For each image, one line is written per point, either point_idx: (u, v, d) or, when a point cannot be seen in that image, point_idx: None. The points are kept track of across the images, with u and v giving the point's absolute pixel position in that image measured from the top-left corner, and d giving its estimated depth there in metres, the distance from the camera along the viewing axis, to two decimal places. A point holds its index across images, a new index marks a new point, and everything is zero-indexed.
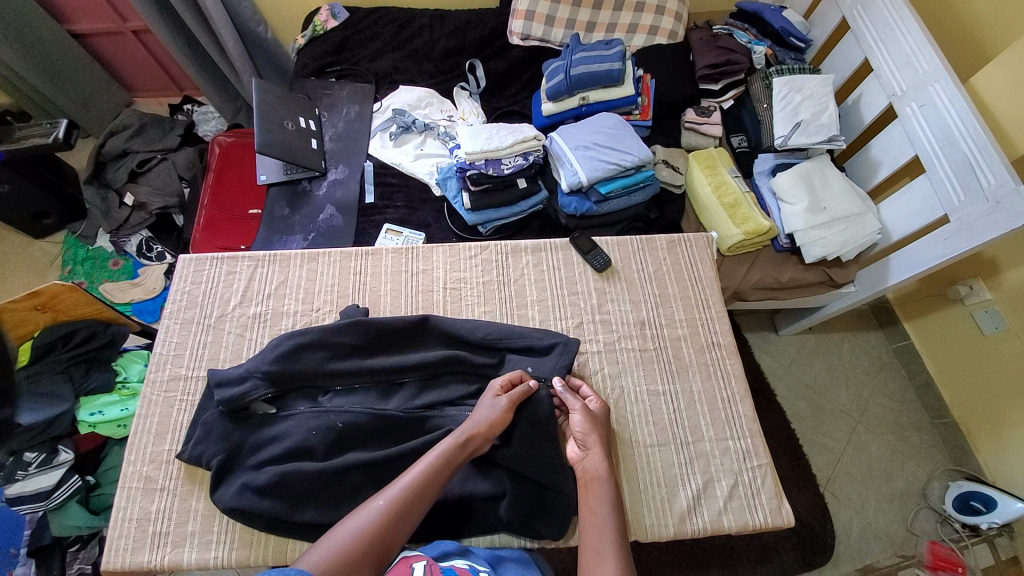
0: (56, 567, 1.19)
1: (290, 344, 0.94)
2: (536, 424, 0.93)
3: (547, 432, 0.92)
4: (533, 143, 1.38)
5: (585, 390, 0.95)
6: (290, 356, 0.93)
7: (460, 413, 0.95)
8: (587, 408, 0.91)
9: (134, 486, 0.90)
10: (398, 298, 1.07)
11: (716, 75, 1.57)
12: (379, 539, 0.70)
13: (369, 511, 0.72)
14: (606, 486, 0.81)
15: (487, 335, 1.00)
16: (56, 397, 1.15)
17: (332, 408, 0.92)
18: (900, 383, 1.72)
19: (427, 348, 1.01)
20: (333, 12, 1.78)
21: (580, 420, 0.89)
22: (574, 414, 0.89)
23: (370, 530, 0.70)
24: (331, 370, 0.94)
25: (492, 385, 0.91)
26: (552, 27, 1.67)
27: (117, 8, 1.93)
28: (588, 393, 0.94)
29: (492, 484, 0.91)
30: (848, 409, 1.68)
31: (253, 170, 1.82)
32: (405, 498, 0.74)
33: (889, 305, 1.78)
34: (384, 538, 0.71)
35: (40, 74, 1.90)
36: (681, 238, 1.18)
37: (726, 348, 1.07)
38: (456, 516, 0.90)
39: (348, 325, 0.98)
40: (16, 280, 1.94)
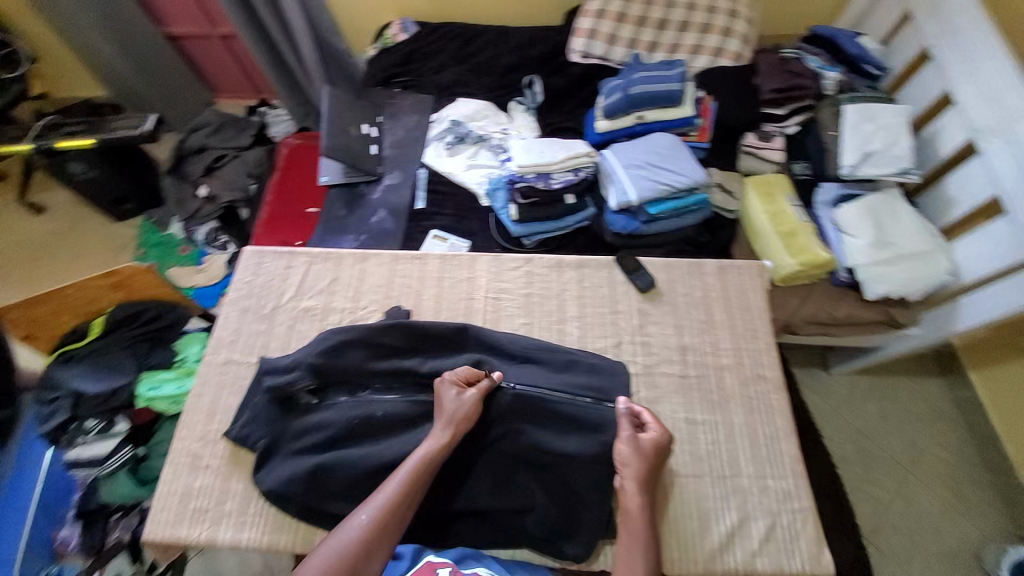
0: (101, 531, 1.42)
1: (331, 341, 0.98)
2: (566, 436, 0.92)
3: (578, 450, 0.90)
4: (584, 159, 1.39)
5: (646, 417, 0.89)
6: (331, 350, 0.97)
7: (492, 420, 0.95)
8: (637, 439, 0.86)
9: (182, 461, 0.95)
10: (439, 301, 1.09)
11: (781, 100, 1.55)
12: (366, 548, 0.76)
13: (356, 524, 0.78)
14: (640, 528, 0.80)
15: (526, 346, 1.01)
16: (120, 369, 1.25)
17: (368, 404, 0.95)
18: (961, 436, 1.58)
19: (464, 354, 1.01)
20: (403, 26, 1.89)
21: (625, 449, 0.85)
22: (620, 444, 0.86)
23: (356, 543, 0.76)
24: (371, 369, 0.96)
25: (448, 379, 0.91)
26: (613, 46, 1.68)
27: (211, 17, 2.14)
28: (650, 421, 0.89)
29: (518, 497, 0.89)
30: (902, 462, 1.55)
31: (314, 171, 1.93)
32: (387, 509, 0.79)
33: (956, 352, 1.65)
34: (367, 549, 0.76)
35: (138, 73, 2.13)
36: (732, 264, 1.13)
37: (774, 382, 1.01)
38: (479, 522, 0.90)
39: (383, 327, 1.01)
40: (96, 257, 2.12)
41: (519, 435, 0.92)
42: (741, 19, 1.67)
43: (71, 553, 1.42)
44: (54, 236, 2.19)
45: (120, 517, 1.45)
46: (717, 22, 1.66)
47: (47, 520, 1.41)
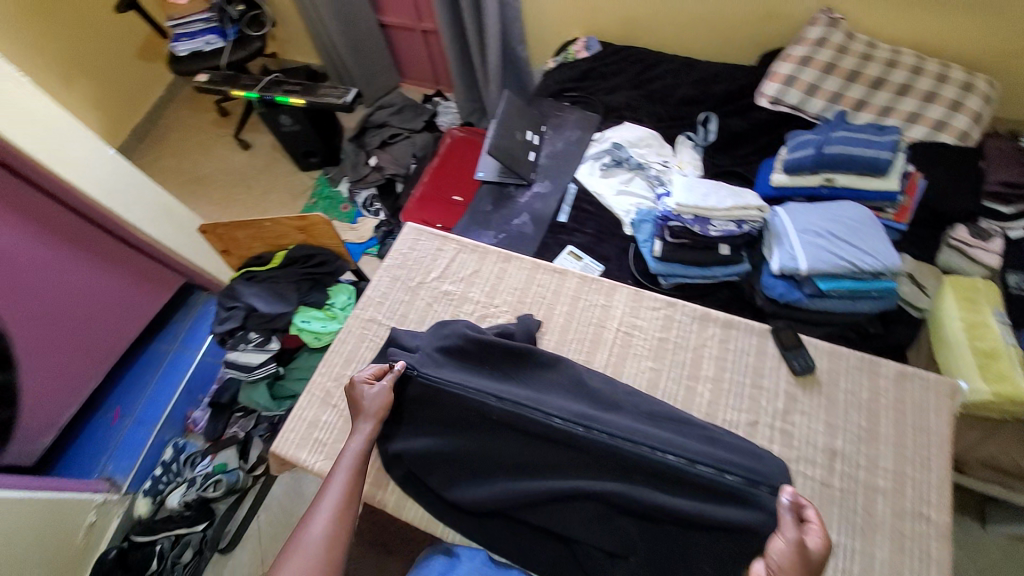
0: (222, 422, 1.69)
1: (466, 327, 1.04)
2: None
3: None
4: (753, 213, 1.29)
5: (811, 516, 0.71)
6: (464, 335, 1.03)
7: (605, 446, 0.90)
8: (803, 543, 0.67)
9: (316, 394, 1.06)
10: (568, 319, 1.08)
11: (1009, 196, 1.31)
12: (332, 544, 0.77)
13: (311, 528, 0.78)
14: None
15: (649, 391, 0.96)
16: (285, 299, 1.42)
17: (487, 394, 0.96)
18: None
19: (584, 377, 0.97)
20: (588, 44, 1.92)
21: (782, 546, 0.67)
22: (778, 539, 0.68)
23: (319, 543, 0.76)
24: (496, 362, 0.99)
25: (359, 379, 0.94)
26: (810, 96, 1.53)
27: (419, 11, 2.38)
28: (817, 524, 0.70)
29: (614, 545, 0.82)
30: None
31: (471, 165, 2.06)
32: (339, 506, 0.80)
33: None
34: (332, 543, 0.77)
35: (349, 51, 2.46)
36: (915, 371, 0.96)
37: (937, 527, 0.83)
38: (563, 553, 0.86)
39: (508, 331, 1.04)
40: (276, 196, 2.47)
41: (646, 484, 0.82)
42: (982, 92, 1.42)
43: (196, 432, 1.73)
44: (250, 170, 2.58)
45: (240, 417, 1.70)
46: (948, 91, 1.43)
47: (186, 400, 1.72)
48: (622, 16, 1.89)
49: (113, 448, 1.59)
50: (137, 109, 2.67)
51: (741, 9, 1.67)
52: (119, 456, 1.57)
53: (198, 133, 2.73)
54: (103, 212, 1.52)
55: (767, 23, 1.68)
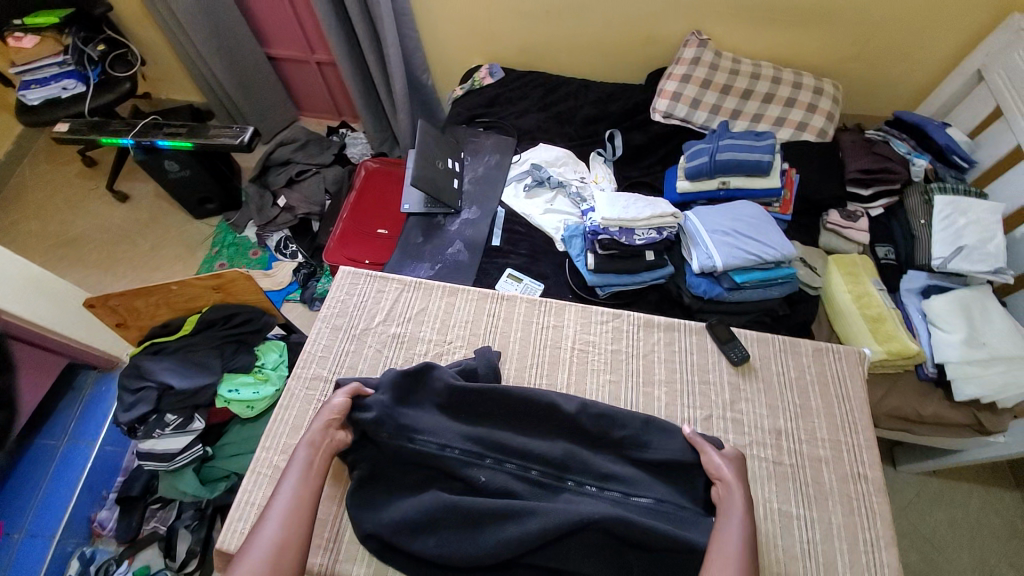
0: (137, 518, 1.46)
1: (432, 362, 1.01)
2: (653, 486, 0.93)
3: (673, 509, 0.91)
4: (669, 219, 1.39)
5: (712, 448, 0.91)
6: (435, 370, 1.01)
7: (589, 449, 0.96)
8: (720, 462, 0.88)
9: (264, 472, 0.97)
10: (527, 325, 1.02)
11: (868, 180, 1.53)
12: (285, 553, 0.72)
13: (263, 537, 0.73)
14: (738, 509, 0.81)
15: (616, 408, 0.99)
16: (205, 368, 1.28)
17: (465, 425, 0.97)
18: None
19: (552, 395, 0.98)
20: (491, 71, 1.96)
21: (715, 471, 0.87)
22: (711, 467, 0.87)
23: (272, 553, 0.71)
24: (473, 388, 0.97)
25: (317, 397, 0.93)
26: (696, 109, 1.70)
27: (311, 43, 2.27)
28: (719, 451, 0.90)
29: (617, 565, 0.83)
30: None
31: (393, 196, 2.02)
32: (290, 511, 0.76)
33: None
34: (282, 553, 0.72)
35: (236, 86, 2.28)
36: (828, 346, 1.11)
37: (874, 483, 0.97)
38: None
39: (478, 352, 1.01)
40: (171, 251, 2.21)
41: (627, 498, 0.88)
42: (825, 98, 1.69)
43: (105, 536, 1.48)
44: (133, 226, 2.28)
45: (158, 509, 1.48)
46: (803, 98, 1.68)
47: (89, 499, 1.49)
48: (518, 42, 1.97)
49: (1, 573, 1.36)
50: None
51: (626, 34, 1.82)
52: None
53: (60, 190, 2.36)
54: None
55: (648, 45, 1.84)
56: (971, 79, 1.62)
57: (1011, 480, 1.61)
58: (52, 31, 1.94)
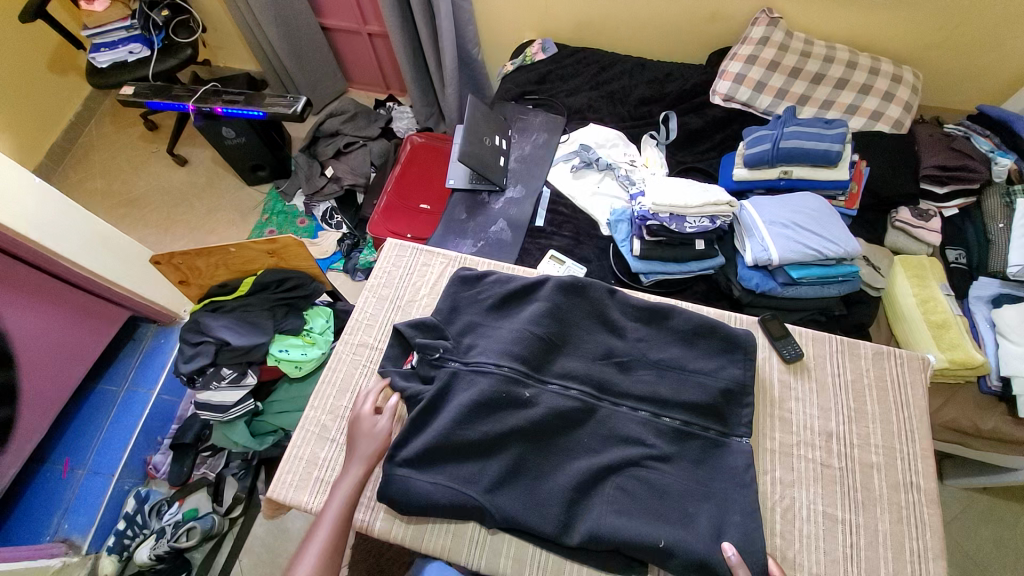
0: (187, 464, 1.56)
1: (480, 360, 0.98)
2: (689, 473, 0.91)
3: (705, 492, 0.89)
4: (724, 208, 1.33)
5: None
6: (482, 368, 0.97)
7: (620, 415, 0.96)
8: None
9: (311, 430, 1.01)
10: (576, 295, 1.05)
11: (945, 178, 1.41)
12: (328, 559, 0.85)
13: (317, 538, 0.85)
14: None
15: (657, 400, 0.96)
16: (259, 328, 1.33)
17: (508, 425, 0.93)
18: None
19: (599, 375, 0.98)
20: (544, 46, 1.92)
21: None
22: None
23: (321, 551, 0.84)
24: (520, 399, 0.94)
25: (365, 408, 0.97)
26: (759, 94, 1.61)
27: (364, 13, 2.27)
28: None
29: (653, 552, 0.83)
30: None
31: (437, 172, 2.02)
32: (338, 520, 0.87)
33: None
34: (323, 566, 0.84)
35: (290, 56, 2.32)
36: (892, 351, 1.05)
37: (926, 493, 0.92)
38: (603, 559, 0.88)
39: (528, 345, 0.98)
40: (224, 215, 2.31)
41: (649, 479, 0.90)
42: (906, 85, 1.56)
43: (158, 478, 1.63)
44: (189, 189, 2.38)
45: (208, 456, 1.59)
46: (880, 84, 1.55)
47: (145, 443, 1.62)
48: (574, 17, 1.90)
49: (67, 504, 1.49)
50: (49, 127, 2.38)
51: (688, 10, 1.73)
52: (75, 512, 1.48)
53: (125, 151, 2.49)
54: (36, 249, 1.38)
55: (713, 23, 1.74)
56: None
57: None
58: None
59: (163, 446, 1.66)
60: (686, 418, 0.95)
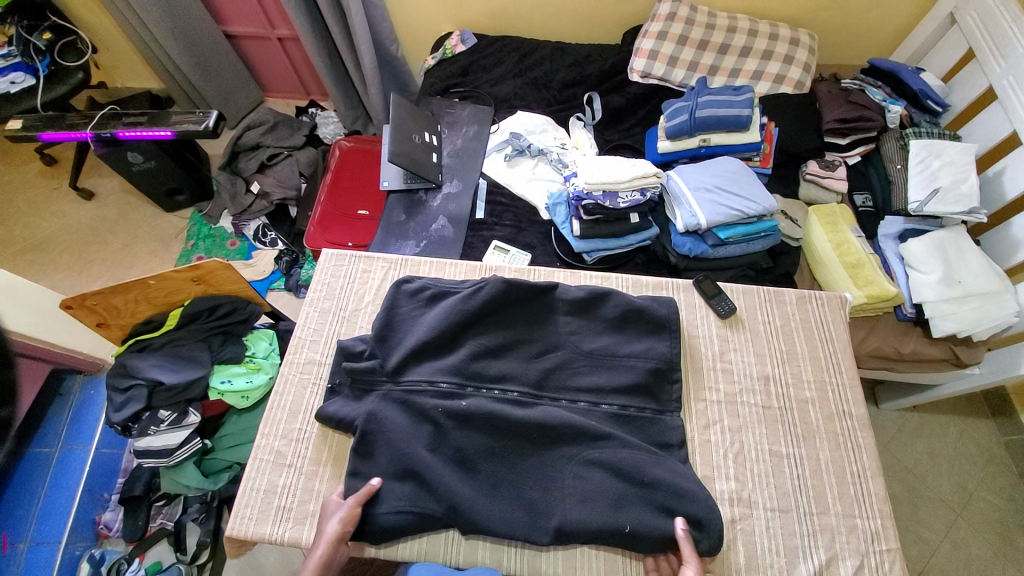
0: (142, 517, 1.47)
1: (413, 380, 0.99)
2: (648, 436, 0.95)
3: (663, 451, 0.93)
4: (652, 179, 1.38)
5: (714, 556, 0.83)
6: (417, 388, 0.98)
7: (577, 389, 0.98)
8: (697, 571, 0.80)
9: (265, 459, 0.97)
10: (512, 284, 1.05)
11: (845, 130, 1.54)
12: None
13: None
14: None
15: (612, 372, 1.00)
16: (195, 361, 1.25)
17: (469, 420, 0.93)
18: (1009, 481, 1.59)
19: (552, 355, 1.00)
20: (463, 37, 1.90)
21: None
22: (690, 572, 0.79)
23: None
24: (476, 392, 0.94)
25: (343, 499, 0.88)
26: (673, 67, 1.68)
27: (270, 18, 2.16)
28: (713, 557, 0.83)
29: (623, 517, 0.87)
30: (948, 502, 1.57)
31: (370, 176, 1.97)
32: None
33: (1005, 395, 1.68)
34: None
35: (195, 69, 2.17)
36: (812, 294, 1.14)
37: (858, 419, 1.01)
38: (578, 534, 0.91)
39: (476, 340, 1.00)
40: (145, 247, 2.14)
41: (611, 449, 0.93)
42: (802, 48, 1.67)
43: (113, 537, 1.50)
44: (100, 223, 2.19)
45: (163, 506, 1.49)
46: (780, 49, 1.66)
47: (91, 502, 1.50)
48: (488, 6, 1.90)
49: None
50: None
51: None
52: None
53: (20, 191, 2.25)
54: None
55: (623, 2, 1.79)
56: (946, 21, 1.61)
57: (986, 411, 1.70)
58: None
59: (112, 504, 1.54)
60: (640, 383, 0.99)
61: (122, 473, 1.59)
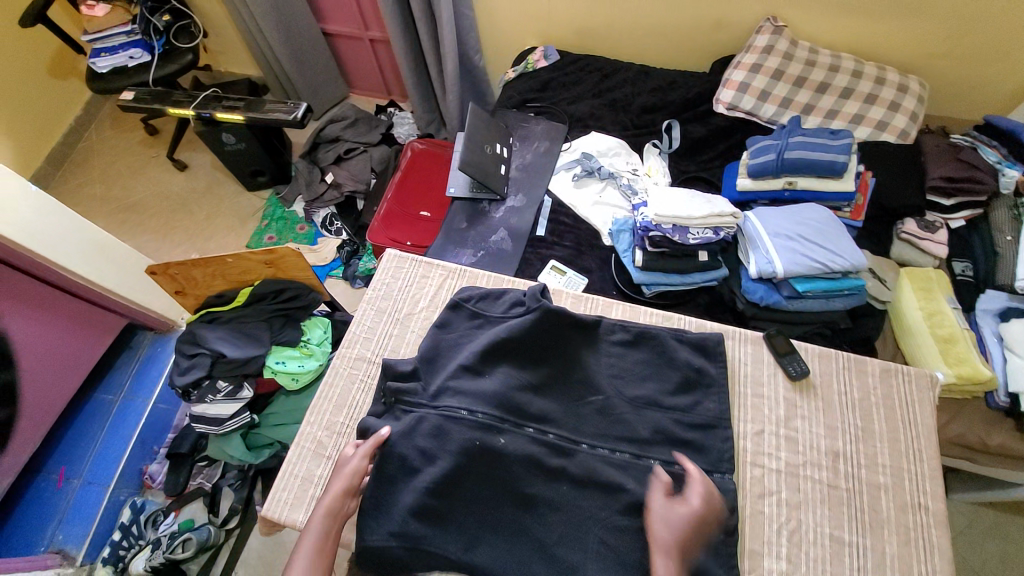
0: (184, 474, 1.55)
1: (451, 404, 0.92)
2: None
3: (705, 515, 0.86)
4: (727, 219, 1.31)
5: None
6: (453, 413, 0.91)
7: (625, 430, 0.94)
8: None
9: (306, 447, 0.99)
10: (505, 391, 0.93)
11: (951, 190, 1.38)
12: None
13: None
14: None
15: (667, 421, 0.94)
16: (255, 340, 1.32)
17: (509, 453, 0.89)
18: None
19: (598, 389, 0.97)
20: (546, 54, 1.91)
21: None
22: None
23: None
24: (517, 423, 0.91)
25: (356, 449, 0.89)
26: (763, 103, 1.59)
27: (366, 20, 2.27)
28: None
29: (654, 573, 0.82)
30: None
31: (438, 179, 2.00)
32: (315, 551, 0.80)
33: None
34: None
35: (292, 61, 2.31)
36: (897, 367, 1.03)
37: (935, 515, 0.90)
38: None
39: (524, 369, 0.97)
40: (223, 222, 2.29)
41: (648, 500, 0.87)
42: (911, 96, 1.54)
43: (154, 488, 1.60)
44: (188, 195, 2.37)
45: (204, 466, 1.58)
46: (885, 94, 1.54)
47: (141, 453, 1.60)
48: (577, 25, 1.90)
49: (62, 515, 1.47)
50: (48, 131, 2.38)
51: (691, 19, 1.72)
52: (69, 522, 1.46)
53: (124, 156, 2.48)
54: (32, 258, 1.37)
55: (717, 31, 1.73)
56: None
57: None
58: (121, 0, 2.01)
59: (159, 456, 1.63)
60: (692, 434, 0.94)
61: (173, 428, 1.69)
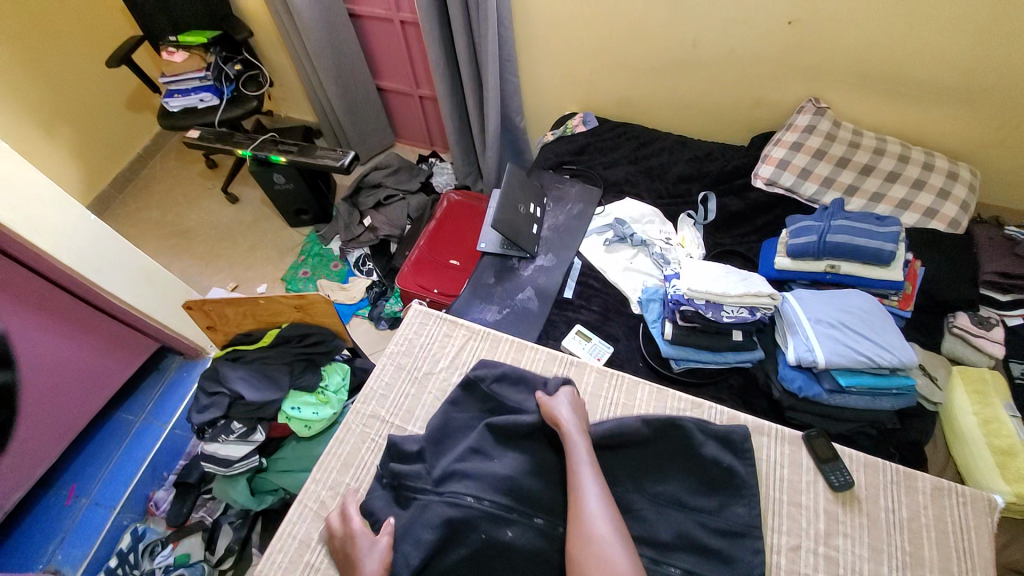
0: (188, 504, 1.53)
1: (456, 489, 0.88)
2: None
3: None
4: (764, 299, 1.25)
5: None
6: (457, 499, 0.86)
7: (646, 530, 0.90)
8: None
9: (308, 506, 0.99)
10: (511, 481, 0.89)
11: (1007, 285, 1.33)
12: None
13: None
14: None
15: (693, 525, 0.90)
16: (275, 382, 1.32)
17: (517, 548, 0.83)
18: None
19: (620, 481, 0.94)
20: (585, 119, 1.97)
21: None
22: None
23: None
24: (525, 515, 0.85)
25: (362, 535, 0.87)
26: (804, 180, 1.58)
27: (417, 78, 2.42)
28: None
29: None
30: None
31: (471, 231, 2.04)
32: None
33: None
34: None
35: (346, 111, 2.46)
36: (953, 488, 0.98)
37: None
38: None
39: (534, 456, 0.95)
40: (262, 254, 2.38)
41: None
42: (961, 184, 1.49)
43: (157, 516, 1.58)
44: (234, 226, 2.50)
45: (208, 499, 1.55)
46: (934, 181, 1.50)
47: (150, 479, 1.60)
48: (617, 94, 1.95)
49: (65, 534, 1.46)
50: (117, 158, 2.57)
51: (732, 96, 1.75)
52: (70, 543, 1.44)
53: (182, 186, 2.65)
54: (82, 281, 1.45)
55: (757, 107, 1.75)
56: None
57: None
58: (198, 49, 2.22)
59: (168, 483, 1.63)
60: (720, 542, 0.89)
61: (185, 454, 1.69)
